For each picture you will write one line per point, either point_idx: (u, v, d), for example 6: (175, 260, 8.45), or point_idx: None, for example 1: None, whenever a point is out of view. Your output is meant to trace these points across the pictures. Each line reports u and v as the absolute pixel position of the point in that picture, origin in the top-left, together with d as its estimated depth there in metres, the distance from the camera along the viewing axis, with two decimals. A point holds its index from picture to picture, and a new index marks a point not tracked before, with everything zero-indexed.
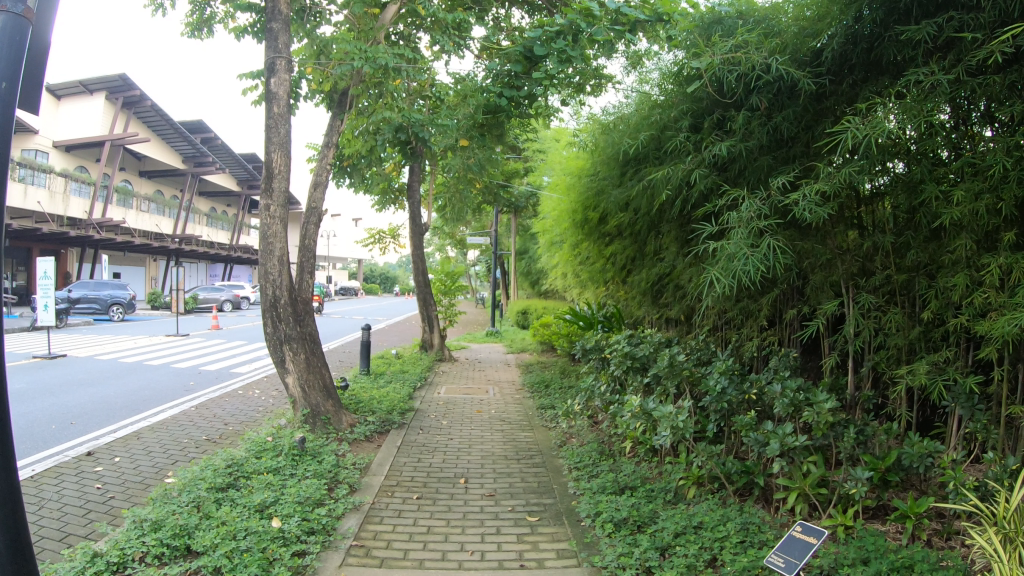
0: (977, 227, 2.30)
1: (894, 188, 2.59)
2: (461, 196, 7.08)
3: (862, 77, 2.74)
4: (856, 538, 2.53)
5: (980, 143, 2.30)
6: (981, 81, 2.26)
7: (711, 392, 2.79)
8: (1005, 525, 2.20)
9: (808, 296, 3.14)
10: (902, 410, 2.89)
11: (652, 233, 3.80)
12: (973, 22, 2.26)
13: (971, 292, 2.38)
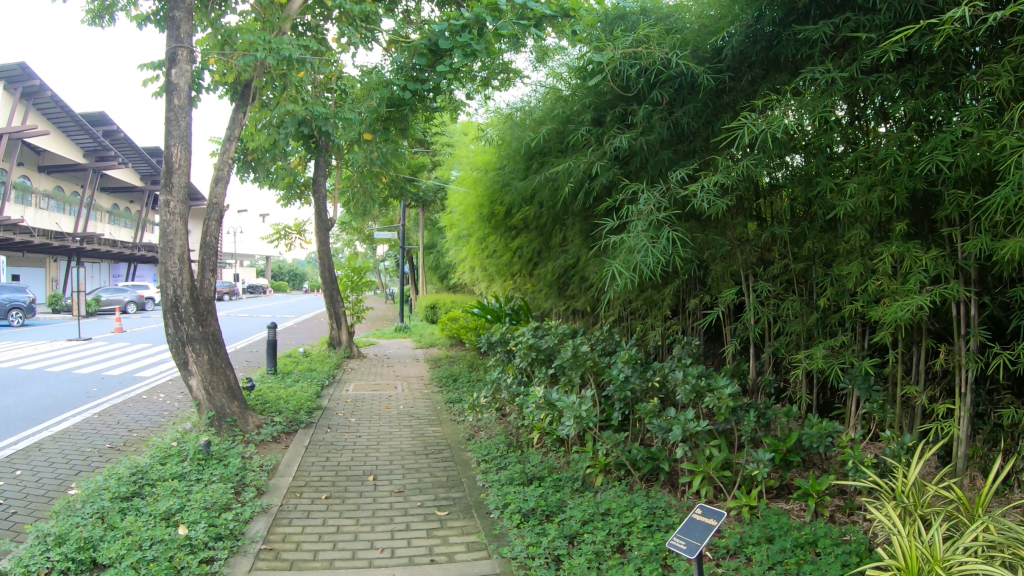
0: (870, 218, 2.43)
1: (792, 180, 2.71)
2: (367, 191, 6.94)
3: (760, 74, 2.83)
4: (760, 517, 2.63)
5: (875, 138, 2.43)
6: (874, 79, 2.39)
7: (614, 381, 2.78)
8: (904, 498, 2.32)
9: (709, 285, 3.22)
10: (802, 393, 2.98)
11: (557, 225, 3.82)
12: (870, 23, 2.37)
13: (866, 280, 2.51)
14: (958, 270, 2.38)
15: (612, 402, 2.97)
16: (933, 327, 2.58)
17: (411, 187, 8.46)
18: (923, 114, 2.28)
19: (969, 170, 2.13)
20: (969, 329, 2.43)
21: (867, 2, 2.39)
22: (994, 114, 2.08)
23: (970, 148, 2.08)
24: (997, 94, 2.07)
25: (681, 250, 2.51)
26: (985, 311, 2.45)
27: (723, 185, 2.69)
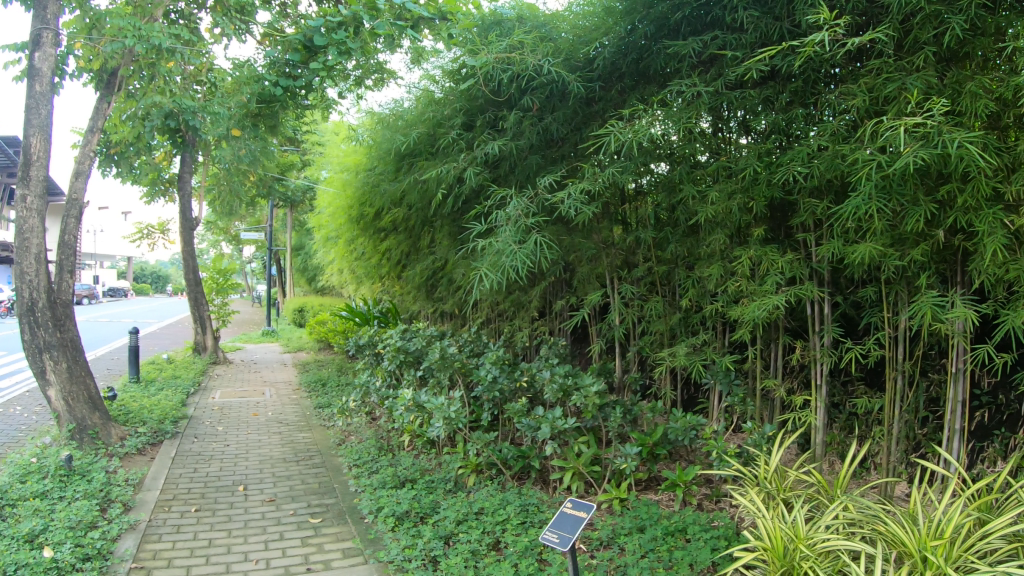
0: (729, 224, 2.56)
1: (657, 187, 2.81)
2: (232, 191, 6.53)
3: (630, 85, 2.91)
4: (630, 509, 2.70)
5: (737, 149, 2.59)
6: (738, 94, 2.55)
7: (482, 382, 2.80)
8: (767, 484, 2.41)
9: (576, 287, 3.30)
10: (667, 389, 3.07)
11: (425, 228, 3.79)
12: (736, 42, 2.50)
13: (725, 281, 2.62)
14: (813, 273, 2.57)
15: (482, 402, 2.99)
16: (791, 326, 2.72)
17: (283, 186, 8.15)
18: (782, 128, 2.48)
19: (823, 180, 2.33)
20: (822, 326, 2.58)
21: (733, 22, 2.52)
22: (847, 130, 2.28)
23: (826, 159, 2.27)
24: (851, 112, 2.28)
25: (547, 253, 2.56)
26: (838, 310, 2.67)
27: (589, 191, 2.69)
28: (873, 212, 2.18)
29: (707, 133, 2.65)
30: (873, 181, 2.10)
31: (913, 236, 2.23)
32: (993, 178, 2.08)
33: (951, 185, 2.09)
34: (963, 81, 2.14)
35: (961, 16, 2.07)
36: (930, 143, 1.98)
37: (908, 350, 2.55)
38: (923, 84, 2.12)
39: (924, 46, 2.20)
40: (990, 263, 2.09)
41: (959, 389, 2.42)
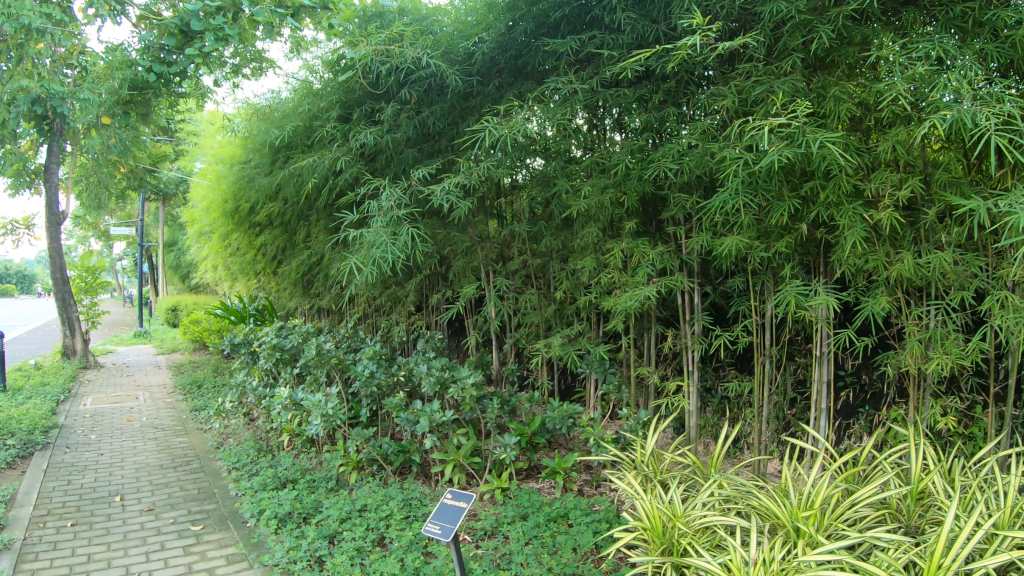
0: (601, 218, 2.38)
1: (530, 181, 2.66)
2: (99, 183, 5.89)
3: (507, 82, 2.76)
4: (512, 498, 2.52)
5: (610, 146, 2.41)
6: (613, 93, 2.37)
7: (359, 377, 2.77)
8: (644, 467, 2.29)
9: (453, 280, 3.10)
10: (544, 378, 2.96)
11: (301, 221, 3.65)
12: (613, 42, 2.39)
13: (598, 273, 2.46)
14: (681, 264, 2.39)
15: (360, 398, 3.01)
16: (662, 315, 2.51)
17: (155, 177, 7.66)
18: (655, 126, 2.31)
19: (694, 176, 2.20)
20: (692, 316, 2.41)
21: (611, 23, 2.41)
22: (716, 129, 2.20)
23: (695, 157, 2.17)
24: (720, 113, 2.20)
25: (421, 246, 2.58)
26: (707, 299, 2.47)
27: (464, 185, 2.59)
28: (738, 208, 2.13)
29: (581, 131, 2.48)
30: (740, 178, 2.06)
31: (778, 229, 2.19)
32: (855, 176, 2.18)
33: (814, 182, 2.10)
34: (829, 86, 2.22)
35: (828, 27, 2.16)
36: (793, 142, 1.98)
37: (775, 335, 2.40)
38: (790, 87, 2.10)
39: (794, 52, 2.26)
40: (852, 254, 2.18)
41: (825, 373, 2.29)
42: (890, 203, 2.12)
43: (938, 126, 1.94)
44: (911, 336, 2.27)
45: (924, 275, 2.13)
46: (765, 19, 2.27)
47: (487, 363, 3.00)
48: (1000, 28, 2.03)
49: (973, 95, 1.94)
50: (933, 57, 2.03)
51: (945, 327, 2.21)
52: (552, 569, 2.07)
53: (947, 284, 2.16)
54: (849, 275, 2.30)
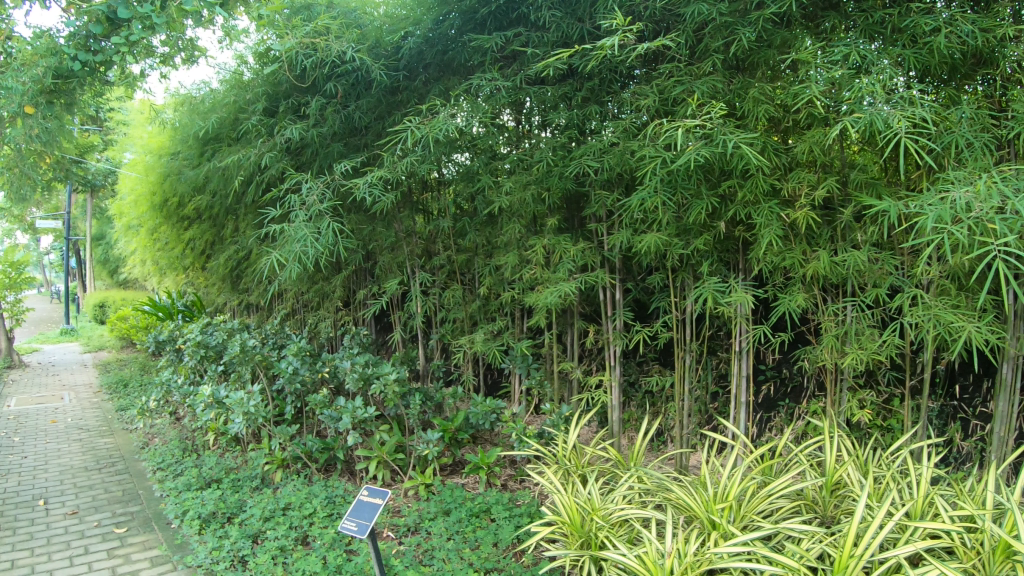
0: (524, 214, 2.40)
1: (455, 177, 2.62)
2: (21, 173, 5.70)
3: (434, 76, 2.74)
4: (435, 494, 2.48)
5: (532, 142, 2.40)
6: (536, 90, 2.36)
7: (283, 374, 2.72)
8: (565, 462, 2.25)
9: (378, 276, 3.03)
10: (468, 374, 2.95)
11: (229, 215, 3.57)
12: (539, 40, 2.37)
13: (521, 268, 2.45)
14: (604, 260, 2.39)
15: (285, 395, 2.95)
16: (583, 310, 2.53)
17: (83, 169, 7.39)
18: (576, 124, 2.31)
19: (614, 174, 2.18)
20: (614, 312, 2.42)
21: (537, 20, 2.39)
22: (637, 128, 2.17)
23: (616, 155, 2.13)
24: (642, 112, 2.17)
25: (345, 241, 2.58)
26: (629, 294, 2.49)
27: (389, 179, 2.57)
28: (657, 206, 2.09)
29: (506, 127, 2.46)
30: (659, 177, 2.01)
31: (697, 227, 2.16)
32: (772, 176, 2.12)
33: (732, 181, 2.05)
34: (747, 86, 2.15)
35: (749, 30, 2.05)
36: (710, 142, 1.95)
37: (694, 330, 2.39)
38: (708, 88, 2.07)
39: (715, 53, 2.16)
40: (769, 252, 2.12)
41: (744, 367, 2.27)
42: (806, 202, 2.06)
43: (851, 129, 1.90)
44: (827, 331, 2.23)
45: (840, 272, 2.09)
46: (687, 20, 2.16)
47: (413, 358, 2.98)
48: (918, 35, 2.07)
49: (887, 97, 1.90)
50: (851, 59, 1.97)
51: (861, 320, 2.16)
52: (473, 565, 2.04)
53: (863, 280, 2.12)
54: (767, 272, 2.25)
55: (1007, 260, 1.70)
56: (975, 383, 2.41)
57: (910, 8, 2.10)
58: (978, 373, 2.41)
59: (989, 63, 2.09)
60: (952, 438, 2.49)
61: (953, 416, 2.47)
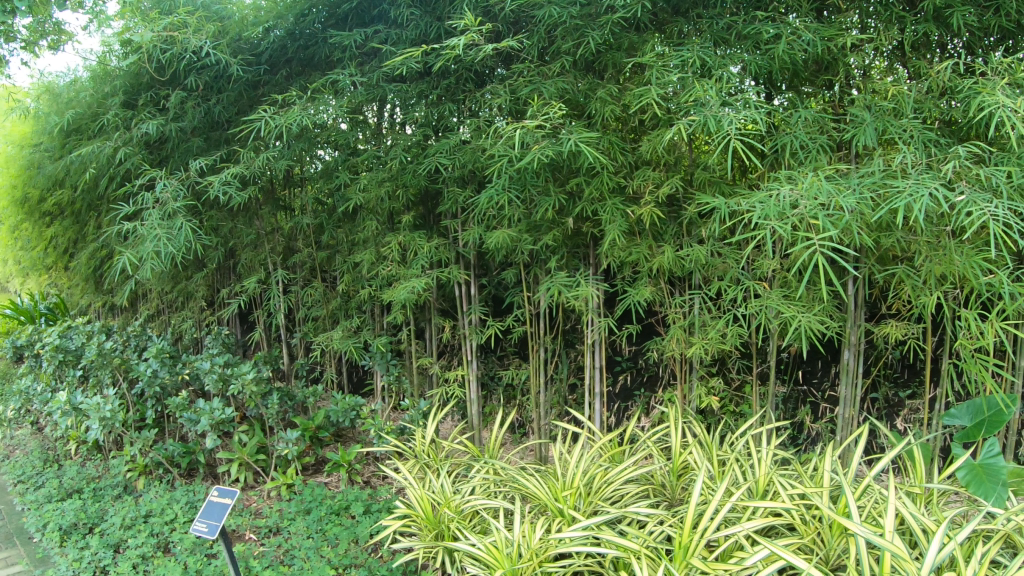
0: (380, 211, 2.40)
1: (315, 173, 2.56)
2: None
3: (297, 71, 2.70)
4: (298, 494, 2.44)
5: (386, 139, 2.37)
6: (397, 88, 2.29)
7: (142, 377, 2.61)
8: (422, 456, 2.20)
9: (241, 275, 2.97)
10: (331, 372, 2.93)
11: (92, 211, 3.40)
12: (397, 37, 2.32)
13: (378, 265, 2.46)
14: (459, 256, 2.44)
15: (146, 399, 2.84)
16: (440, 305, 2.57)
17: None
18: (434, 123, 2.29)
19: (464, 170, 2.21)
20: (469, 307, 2.49)
21: (396, 17, 2.34)
22: (490, 125, 2.18)
23: (467, 153, 2.16)
24: (498, 112, 2.15)
25: (201, 238, 2.49)
26: (485, 290, 2.55)
27: (244, 176, 2.52)
28: (506, 203, 2.10)
29: (366, 124, 2.39)
30: (506, 174, 1.98)
31: (546, 222, 2.15)
32: (616, 175, 2.04)
33: (578, 178, 2.02)
34: (595, 87, 2.05)
35: (596, 33, 1.97)
36: (554, 141, 1.89)
37: (547, 324, 2.47)
38: (556, 90, 2.03)
39: (565, 54, 2.10)
40: (615, 248, 2.07)
41: (596, 359, 2.33)
42: (650, 200, 1.99)
43: (687, 130, 1.84)
44: (674, 324, 2.22)
45: (685, 266, 2.05)
46: (539, 21, 2.05)
47: (276, 358, 2.91)
48: (761, 42, 1.96)
49: (722, 100, 1.83)
50: (693, 64, 1.88)
51: (706, 312, 2.15)
52: (332, 562, 2.01)
53: (708, 274, 2.08)
54: (616, 267, 2.24)
55: (828, 255, 1.65)
56: (823, 369, 2.40)
57: (754, 15, 2.00)
58: (824, 359, 2.39)
59: (831, 69, 2.07)
60: (803, 421, 2.48)
61: (804, 400, 2.45)
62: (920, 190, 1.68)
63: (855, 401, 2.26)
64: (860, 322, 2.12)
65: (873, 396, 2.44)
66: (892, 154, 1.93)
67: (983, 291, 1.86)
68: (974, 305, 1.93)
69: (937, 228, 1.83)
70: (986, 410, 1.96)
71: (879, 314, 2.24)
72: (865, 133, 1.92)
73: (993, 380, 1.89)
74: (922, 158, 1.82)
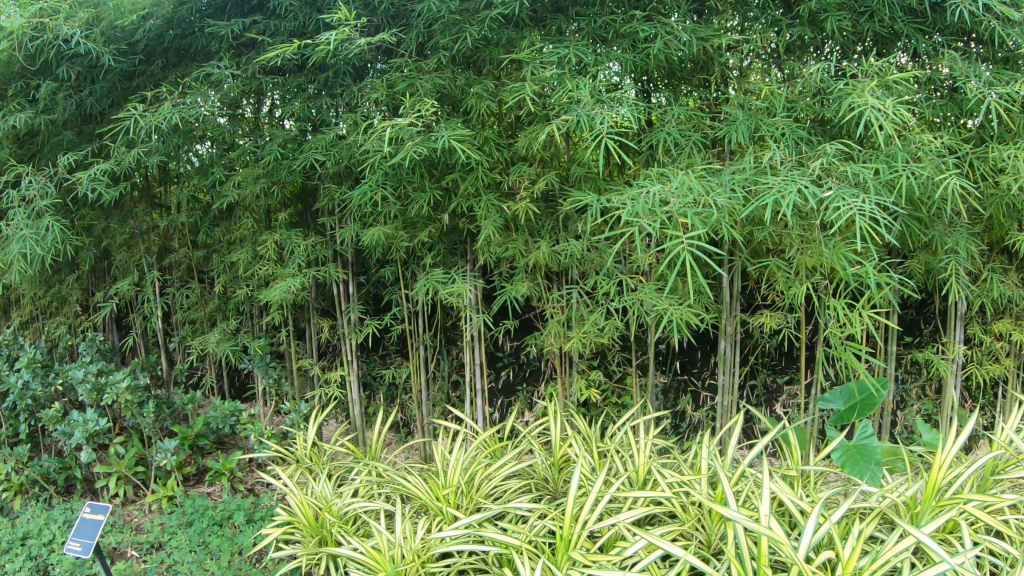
0: (256, 208, 2.38)
1: (191, 169, 2.48)
2: None
3: (173, 62, 2.56)
4: (180, 506, 2.36)
5: (263, 134, 2.32)
6: (276, 80, 2.26)
7: (11, 389, 2.47)
8: (304, 460, 2.15)
9: (116, 277, 2.85)
10: (209, 378, 2.87)
11: None
12: (275, 28, 2.29)
13: (254, 263, 2.45)
14: (336, 255, 2.45)
15: (16, 413, 2.68)
16: (319, 305, 2.57)
17: None
18: (311, 117, 2.25)
19: (339, 166, 2.20)
20: (347, 305, 2.51)
21: (274, 8, 2.30)
22: (368, 121, 2.15)
23: (343, 149, 2.15)
24: (375, 107, 2.11)
25: (71, 238, 2.36)
26: (364, 288, 2.57)
27: (115, 173, 2.41)
28: (381, 200, 2.09)
29: (244, 118, 2.33)
30: (379, 171, 1.99)
31: (422, 219, 2.16)
32: (491, 171, 2.05)
33: (454, 174, 2.03)
34: (472, 83, 2.06)
35: (474, 29, 1.96)
36: (428, 137, 1.89)
37: (426, 322, 2.51)
38: (432, 86, 2.02)
39: (442, 50, 2.08)
40: (491, 244, 2.10)
41: (476, 354, 2.35)
42: (526, 195, 2.02)
43: (561, 130, 1.85)
44: (553, 318, 2.24)
45: (561, 261, 2.10)
46: (417, 16, 2.04)
47: (156, 364, 2.81)
48: (638, 41, 1.98)
49: (598, 98, 1.84)
50: (569, 61, 1.92)
51: (583, 306, 2.18)
52: None
53: (585, 268, 2.12)
54: (494, 263, 2.26)
55: (697, 253, 1.66)
56: (702, 360, 2.53)
57: (632, 15, 2.01)
58: (704, 349, 2.53)
59: (707, 69, 2.07)
60: (685, 410, 2.59)
61: (685, 389, 2.55)
62: (788, 187, 1.69)
63: (732, 389, 2.35)
64: (735, 312, 2.19)
65: (751, 383, 2.54)
66: (764, 151, 1.94)
67: (851, 282, 1.86)
68: (843, 295, 1.95)
69: (806, 222, 1.84)
70: (858, 394, 1.98)
71: (755, 305, 2.32)
72: (738, 131, 1.94)
73: (863, 366, 1.91)
74: (791, 155, 1.83)
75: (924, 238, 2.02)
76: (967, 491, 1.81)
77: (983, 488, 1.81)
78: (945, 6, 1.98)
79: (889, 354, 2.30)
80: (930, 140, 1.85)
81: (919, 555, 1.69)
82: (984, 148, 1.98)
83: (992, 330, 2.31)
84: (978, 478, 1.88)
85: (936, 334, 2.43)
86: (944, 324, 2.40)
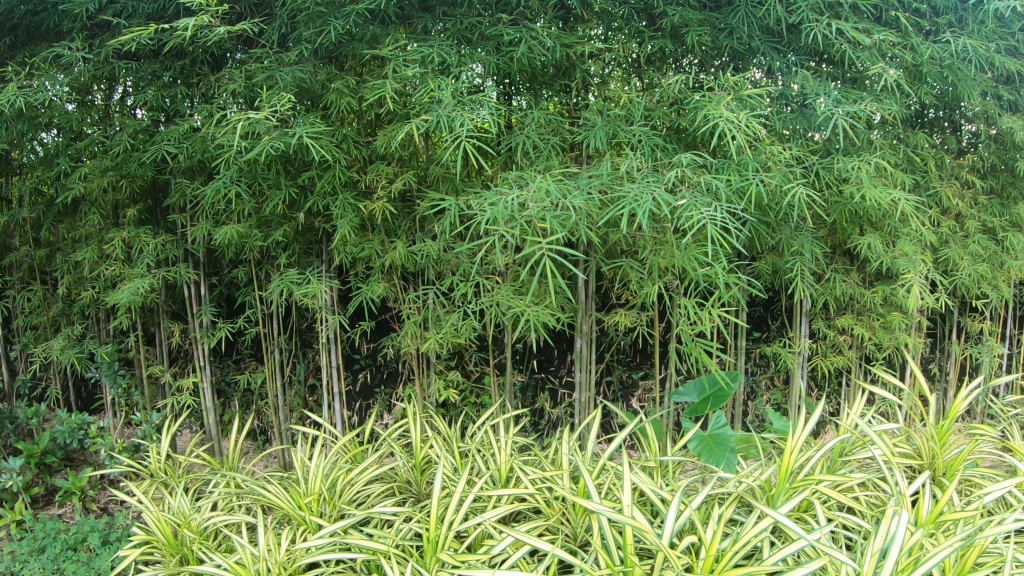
0: (104, 204, 2.23)
1: (35, 159, 2.28)
2: None
3: (23, 41, 2.31)
4: (29, 531, 2.17)
5: (112, 123, 2.17)
6: (130, 65, 2.11)
7: None
8: (159, 474, 2.02)
9: None
10: (53, 388, 2.68)
11: None
12: (130, 10, 2.12)
13: (101, 263, 2.30)
14: (187, 254, 2.35)
15: None
16: (168, 307, 2.45)
17: None
18: (165, 107, 2.14)
19: (192, 160, 2.10)
20: (198, 308, 2.41)
21: None
22: (223, 114, 2.07)
23: (196, 142, 2.06)
24: (234, 99, 2.04)
25: None
26: (216, 289, 2.47)
27: None
28: (234, 197, 2.02)
29: (94, 105, 2.17)
30: (232, 168, 1.92)
31: (276, 218, 2.10)
32: (349, 169, 2.02)
33: (309, 172, 2.00)
34: (332, 79, 2.01)
35: (339, 22, 1.91)
36: (283, 132, 1.85)
37: (280, 325, 2.46)
38: (292, 79, 1.95)
39: (306, 42, 2.02)
40: (346, 244, 2.07)
41: (332, 357, 2.32)
42: (382, 194, 2.00)
43: (420, 130, 1.85)
44: (409, 318, 2.23)
45: (417, 261, 2.10)
46: (280, 7, 1.98)
47: None
48: (502, 44, 2.00)
49: (458, 100, 1.85)
50: (431, 60, 1.91)
51: (439, 306, 2.18)
52: None
53: (441, 268, 2.12)
54: (350, 263, 2.23)
55: (554, 257, 1.72)
56: (558, 358, 2.61)
57: (498, 18, 2.01)
58: (560, 348, 2.62)
59: (568, 75, 2.13)
60: (543, 407, 2.65)
61: (543, 387, 2.62)
62: (643, 195, 1.76)
63: (589, 385, 2.44)
64: (590, 311, 2.27)
65: (608, 379, 2.63)
66: (621, 156, 2.01)
67: (702, 281, 1.97)
68: (693, 294, 2.06)
69: (660, 225, 1.92)
70: (710, 387, 2.10)
71: (610, 304, 2.40)
72: (596, 136, 2.00)
73: (712, 361, 2.02)
74: (646, 162, 1.91)
75: (771, 240, 2.17)
76: (818, 473, 1.93)
77: (833, 469, 1.94)
78: (799, 27, 2.11)
79: (738, 349, 2.47)
80: (778, 151, 1.98)
81: (778, 534, 1.80)
82: (829, 159, 2.12)
83: (835, 324, 2.50)
84: (829, 460, 2.01)
85: (782, 330, 2.63)
86: (789, 320, 2.60)
